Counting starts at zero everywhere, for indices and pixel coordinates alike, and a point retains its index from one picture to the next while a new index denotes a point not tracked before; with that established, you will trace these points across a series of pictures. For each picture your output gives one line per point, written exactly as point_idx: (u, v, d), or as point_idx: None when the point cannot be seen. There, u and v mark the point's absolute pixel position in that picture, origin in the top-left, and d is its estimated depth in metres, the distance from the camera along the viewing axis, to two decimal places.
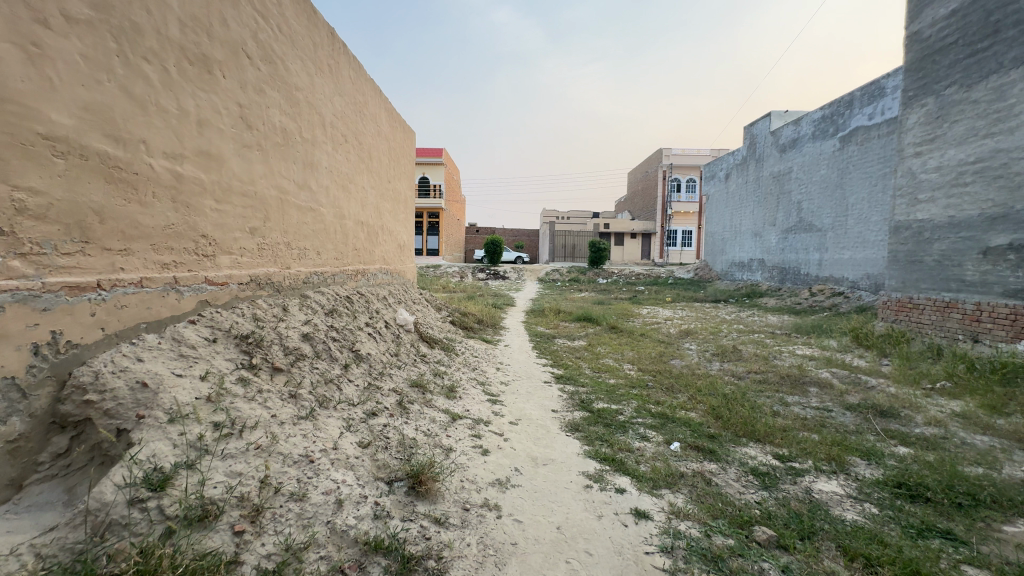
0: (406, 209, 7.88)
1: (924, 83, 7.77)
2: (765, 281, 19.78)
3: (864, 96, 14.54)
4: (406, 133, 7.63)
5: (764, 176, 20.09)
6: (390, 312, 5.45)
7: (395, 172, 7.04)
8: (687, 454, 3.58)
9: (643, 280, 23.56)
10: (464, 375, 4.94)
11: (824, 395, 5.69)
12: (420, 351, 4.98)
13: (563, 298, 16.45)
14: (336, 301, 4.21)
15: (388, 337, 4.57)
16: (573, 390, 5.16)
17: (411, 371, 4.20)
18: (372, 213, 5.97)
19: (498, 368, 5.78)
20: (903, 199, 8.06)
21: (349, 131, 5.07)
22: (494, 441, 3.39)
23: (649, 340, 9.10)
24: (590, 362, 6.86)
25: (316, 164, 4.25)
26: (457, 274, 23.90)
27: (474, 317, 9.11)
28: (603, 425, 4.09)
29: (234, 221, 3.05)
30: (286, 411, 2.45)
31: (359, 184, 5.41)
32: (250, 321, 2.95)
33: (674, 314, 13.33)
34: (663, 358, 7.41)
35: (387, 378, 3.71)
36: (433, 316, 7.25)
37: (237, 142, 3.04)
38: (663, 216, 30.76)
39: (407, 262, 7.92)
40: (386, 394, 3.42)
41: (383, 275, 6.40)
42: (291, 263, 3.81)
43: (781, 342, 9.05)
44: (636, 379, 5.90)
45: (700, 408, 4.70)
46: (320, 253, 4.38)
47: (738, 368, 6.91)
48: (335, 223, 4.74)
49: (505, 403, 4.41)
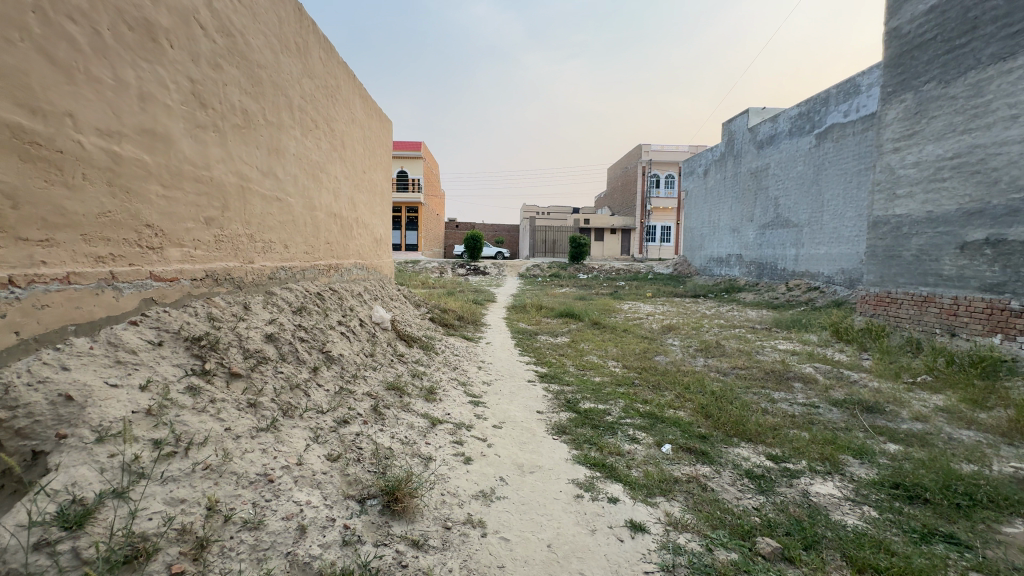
0: (383, 201, 7.55)
1: (902, 79, 7.82)
2: (743, 276, 20.03)
3: (839, 94, 14.73)
4: (382, 122, 7.29)
5: (742, 172, 20.29)
6: (365, 309, 5.16)
7: (370, 163, 6.71)
8: (679, 457, 3.42)
9: (623, 275, 23.62)
10: (444, 375, 4.69)
11: (810, 391, 5.65)
12: (397, 350, 4.72)
13: (544, 294, 16.27)
14: (306, 298, 3.91)
15: (362, 337, 4.29)
16: (558, 389, 4.97)
17: (387, 372, 3.93)
18: (345, 205, 5.64)
19: (480, 367, 5.55)
20: (882, 194, 8.12)
21: (320, 116, 4.75)
22: (477, 447, 3.17)
23: (633, 336, 9.00)
24: (575, 359, 6.68)
25: (282, 150, 3.92)
26: (437, 270, 23.51)
27: (454, 314, 8.84)
28: (591, 427, 3.91)
29: (186, 210, 2.73)
30: (244, 423, 2.18)
31: (331, 174, 5.09)
32: (205, 321, 2.64)
33: (655, 309, 13.30)
34: (648, 354, 7.29)
35: (361, 380, 3.44)
36: (411, 313, 6.96)
37: (188, 121, 2.72)
38: (643, 211, 30.90)
39: (385, 256, 7.60)
40: (359, 399, 3.15)
41: (358, 271, 6.09)
42: (254, 257, 3.49)
43: (762, 337, 9.06)
44: (622, 377, 5.75)
45: (689, 407, 4.57)
46: (288, 246, 4.07)
47: (722, 364, 6.84)
48: (305, 215, 4.42)
49: (488, 405, 4.18)
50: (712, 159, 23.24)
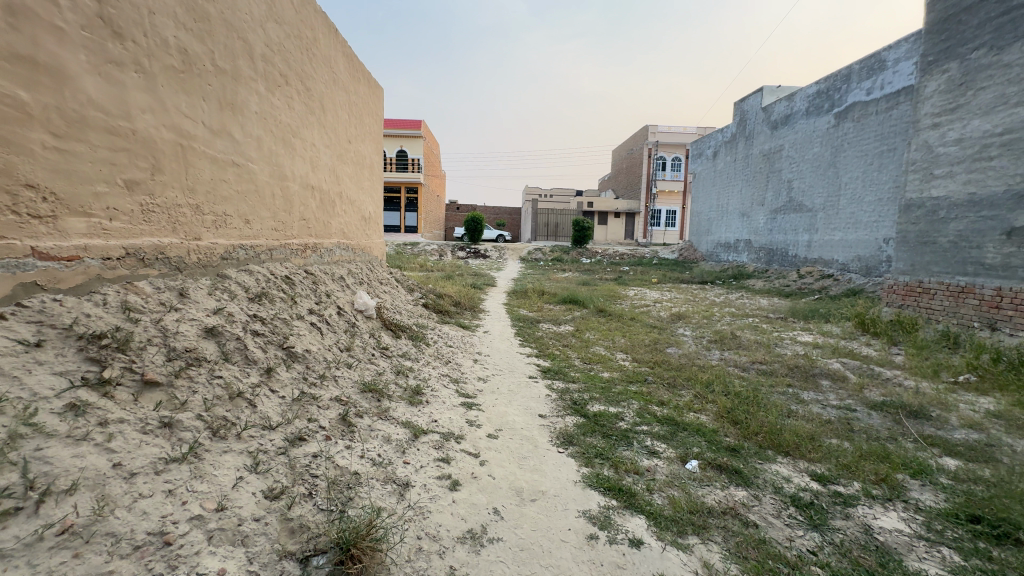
0: (373, 176, 6.91)
1: (947, 46, 7.07)
2: (752, 263, 19.39)
3: (862, 70, 13.87)
4: (371, 87, 6.60)
5: (754, 154, 19.46)
6: (346, 295, 4.58)
7: (357, 132, 6.04)
8: (709, 477, 2.86)
9: (628, 260, 22.97)
10: (435, 372, 4.13)
11: (841, 391, 5.09)
12: (380, 341, 4.14)
13: (546, 278, 15.65)
14: (268, 283, 3.31)
15: (339, 328, 3.72)
16: (563, 388, 4.40)
17: (365, 371, 3.36)
18: (326, 177, 5.01)
19: (476, 360, 4.98)
20: (917, 174, 7.45)
21: (293, 72, 4.10)
22: (467, 466, 2.61)
23: (640, 324, 8.41)
24: (579, 352, 6.10)
25: (239, 105, 3.28)
26: (436, 253, 22.87)
27: (451, 299, 8.26)
28: (602, 436, 3.35)
29: (93, 169, 2.13)
30: (146, 454, 1.61)
31: (307, 140, 4.46)
32: (116, 312, 2.05)
33: (662, 296, 12.70)
34: (658, 346, 6.71)
35: (330, 383, 2.87)
36: (403, 299, 6.38)
37: (95, 54, 2.10)
38: (648, 195, 30.06)
39: (374, 236, 6.99)
40: (324, 407, 2.58)
41: (342, 251, 5.49)
42: (202, 232, 2.90)
43: (780, 328, 8.47)
44: (633, 372, 5.18)
45: (711, 411, 4.01)
46: (249, 221, 3.47)
47: (740, 358, 6.26)
48: (273, 186, 3.82)
49: (482, 408, 3.62)
50: (722, 141, 22.38)
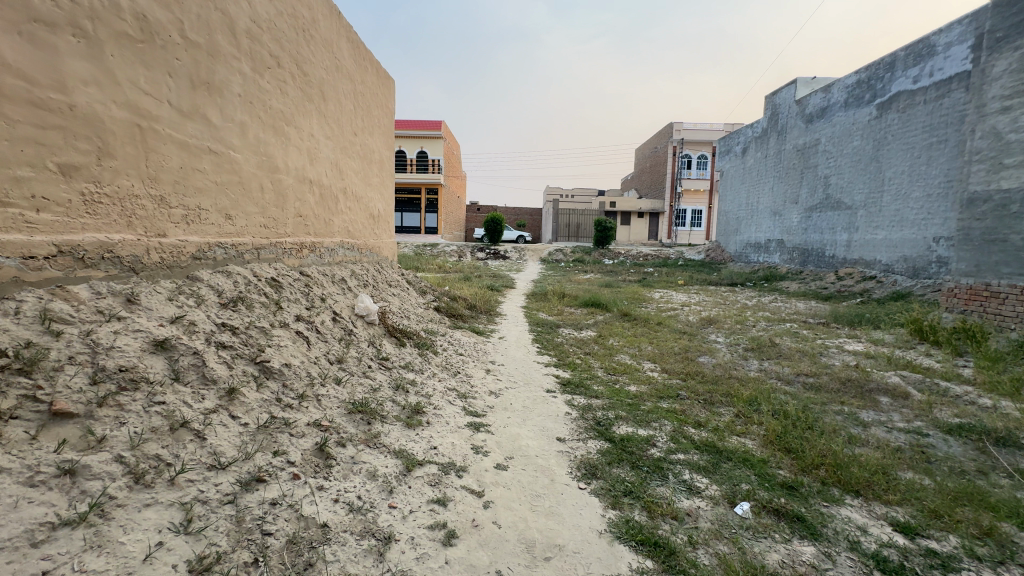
0: (382, 171, 6.52)
1: (1020, 19, 6.32)
2: (784, 264, 18.43)
3: (908, 57, 12.92)
4: (381, 77, 6.24)
5: (787, 149, 18.49)
6: (346, 299, 4.18)
7: (364, 123, 5.67)
8: (767, 527, 2.32)
9: (652, 261, 22.20)
10: (440, 386, 3.69)
11: (903, 410, 4.45)
12: (380, 350, 3.72)
13: (566, 279, 15.12)
14: (248, 286, 2.91)
15: (333, 338, 3.30)
16: (584, 404, 3.89)
17: (357, 387, 2.93)
18: (327, 170, 4.63)
19: (488, 371, 4.52)
20: (982, 164, 6.68)
21: (287, 54, 3.73)
22: (469, 510, 2.14)
23: (668, 330, 7.82)
24: (602, 361, 5.59)
25: (218, 85, 2.91)
26: (454, 254, 22.57)
27: (465, 302, 7.83)
28: (631, 467, 2.84)
29: (11, 149, 1.76)
30: (22, 519, 1.24)
31: (304, 130, 4.08)
32: (31, 324, 1.68)
33: (690, 299, 12.03)
34: (689, 355, 6.14)
35: (311, 404, 2.45)
36: (413, 303, 5.98)
37: (13, 10, 1.75)
38: (672, 194, 29.15)
39: (383, 235, 6.60)
40: (297, 436, 2.16)
41: (346, 251, 5.12)
42: (168, 228, 2.52)
43: (823, 335, 7.75)
44: (663, 386, 4.64)
45: (758, 436, 3.45)
46: (230, 217, 3.09)
47: (782, 369, 5.64)
48: (262, 178, 3.45)
49: (492, 431, 3.15)
50: (752, 136, 21.43)
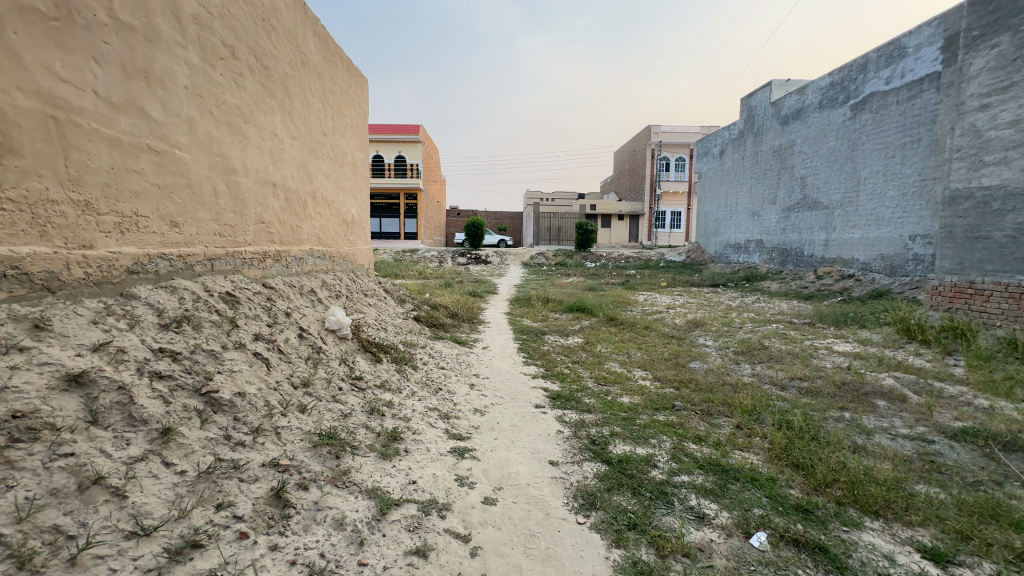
0: (356, 175, 6.17)
1: (996, 17, 6.35)
2: (764, 264, 18.60)
3: (879, 58, 13.14)
4: (352, 75, 5.90)
5: (764, 151, 18.69)
6: (315, 312, 3.83)
7: (335, 123, 5.32)
8: (787, 561, 2.08)
9: (634, 263, 22.21)
10: (420, 407, 3.37)
11: (903, 413, 4.30)
12: (353, 369, 3.38)
13: (549, 283, 14.90)
14: (197, 302, 2.55)
15: (299, 358, 2.96)
16: (576, 420, 3.62)
17: (324, 414, 2.60)
18: (293, 172, 4.27)
19: (472, 386, 4.22)
20: (962, 162, 6.69)
21: (243, 44, 3.38)
22: (454, 561, 1.84)
23: (656, 334, 7.64)
24: (592, 370, 5.33)
25: (159, 74, 2.56)
26: (435, 259, 22.18)
27: (446, 310, 7.50)
28: (632, 493, 2.58)
29: None
30: None
31: (265, 128, 3.73)
32: None
33: (675, 301, 11.92)
34: (680, 361, 5.93)
35: (268, 440, 2.12)
36: (390, 313, 5.63)
37: None
38: (652, 196, 29.31)
39: (358, 242, 6.25)
40: (249, 481, 1.83)
41: (317, 259, 4.76)
42: (95, 237, 2.16)
43: (810, 335, 7.67)
44: (657, 396, 4.40)
45: (763, 451, 3.23)
46: (176, 224, 2.73)
47: (776, 374, 5.47)
48: (216, 180, 3.10)
49: (478, 456, 2.85)
50: (729, 138, 21.65)
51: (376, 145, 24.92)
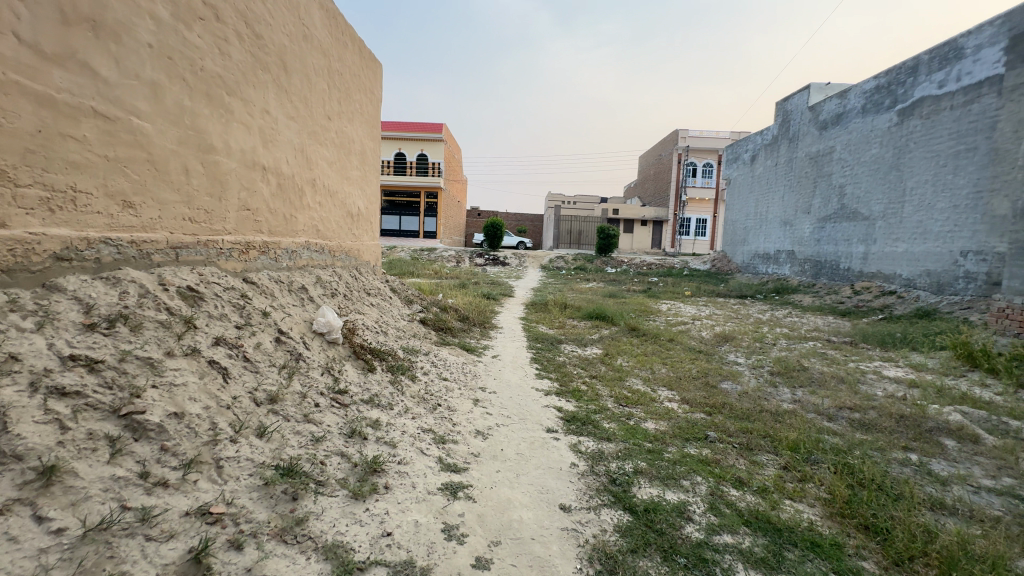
0: (365, 165, 5.77)
1: None
2: (795, 276, 17.70)
3: (932, 60, 12.24)
4: (364, 58, 5.50)
5: (799, 157, 17.81)
6: (302, 312, 3.41)
7: (341, 108, 4.92)
8: None
9: (656, 270, 21.47)
10: (412, 428, 2.90)
11: (979, 457, 3.67)
12: (337, 380, 2.94)
13: (568, 288, 14.36)
14: (144, 298, 2.13)
15: (270, 367, 2.52)
16: (593, 451, 3.10)
17: (288, 440, 2.14)
18: (289, 156, 3.87)
19: (477, 402, 3.74)
20: None
21: (229, 5, 2.99)
22: None
23: (682, 348, 7.05)
24: (611, 387, 4.78)
25: (112, 25, 2.16)
26: (453, 259, 21.87)
27: (456, 313, 7.05)
28: (662, 558, 2.06)
29: None
30: None
31: (255, 104, 3.33)
32: None
33: (700, 312, 11.26)
34: (710, 380, 5.35)
35: (202, 478, 1.67)
36: (393, 315, 5.19)
37: None
38: (677, 202, 28.45)
39: (364, 237, 5.85)
40: (157, 541, 1.39)
41: (313, 254, 4.35)
42: (10, 214, 1.78)
43: (853, 357, 6.95)
44: (687, 424, 3.83)
45: (821, 504, 2.66)
46: (131, 204, 2.32)
47: (820, 401, 4.84)
48: (188, 157, 2.69)
49: (475, 496, 2.36)
50: (761, 144, 20.78)
51: (399, 142, 24.74)
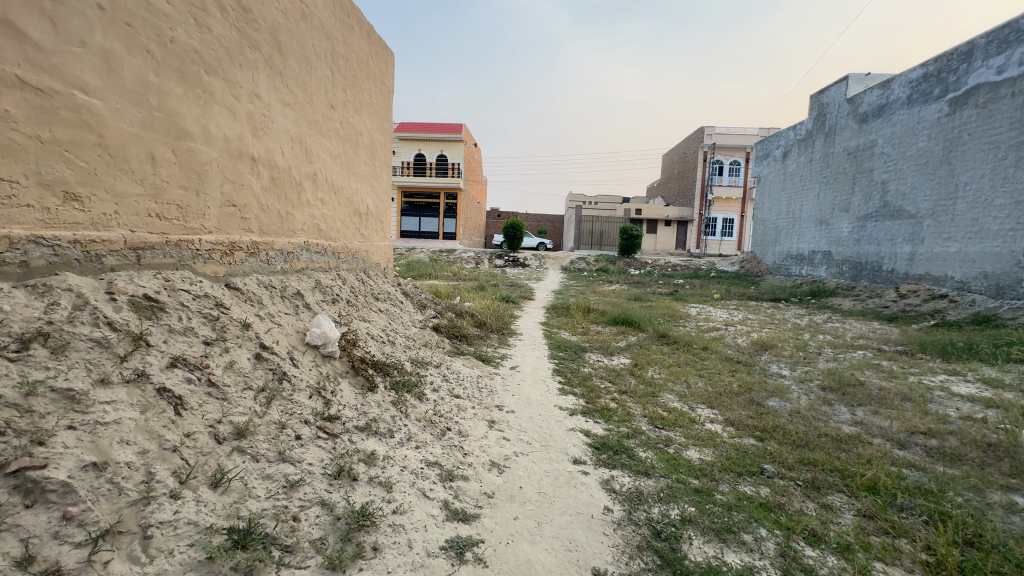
0: (374, 160, 5.38)
1: None
2: (832, 278, 16.72)
3: (990, 44, 11.27)
4: (373, 45, 5.12)
5: (836, 153, 16.84)
6: (295, 322, 3.01)
7: (347, 97, 4.53)
8: None
9: (682, 272, 20.68)
10: (415, 461, 2.44)
11: None
12: (328, 404, 2.50)
13: (590, 291, 13.80)
14: (80, 310, 1.74)
15: (243, 392, 2.10)
16: (631, 490, 2.60)
17: (252, 490, 1.71)
18: (285, 146, 3.47)
19: (493, 425, 3.27)
20: None
21: None
22: None
23: (717, 357, 6.46)
24: (643, 405, 4.25)
25: None
26: (472, 261, 21.53)
27: (473, 319, 6.60)
28: None
29: None
30: None
31: (241, 85, 2.93)
32: None
33: (733, 317, 10.56)
34: (754, 397, 4.77)
35: (117, 558, 1.27)
36: (403, 322, 4.76)
37: None
38: (703, 201, 27.49)
39: (373, 236, 5.45)
40: None
41: (314, 255, 3.96)
42: None
43: (913, 369, 6.25)
44: (737, 453, 3.28)
45: (923, 573, 2.11)
46: (75, 196, 1.95)
47: (887, 425, 4.21)
48: (154, 142, 2.30)
49: (487, 557, 1.90)
50: (794, 139, 19.82)
51: (419, 143, 24.53)
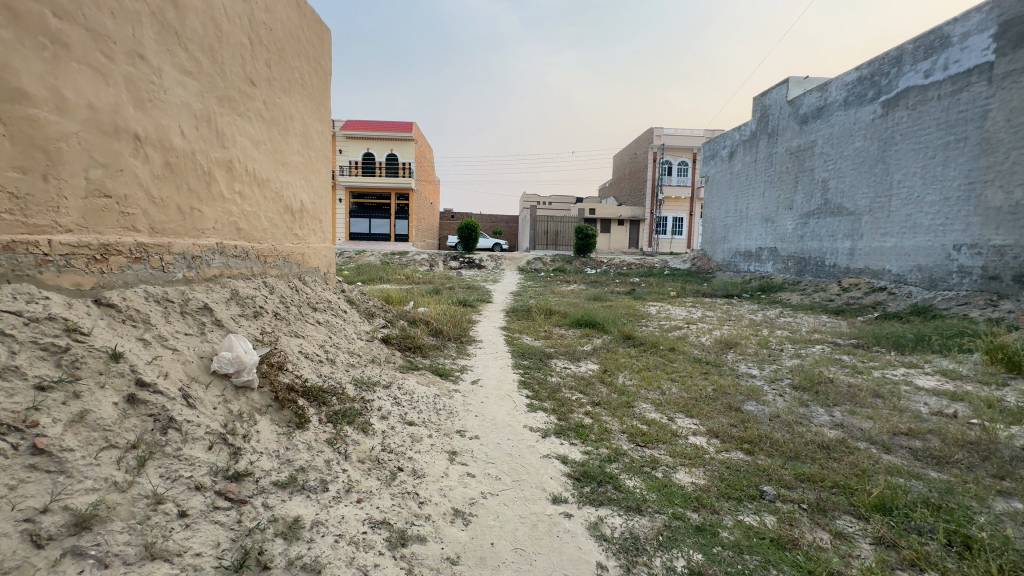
0: (309, 149, 4.69)
1: None
2: (778, 273, 17.31)
3: (917, 49, 11.87)
4: (303, 17, 4.43)
5: (780, 152, 17.44)
6: (198, 346, 2.36)
7: (271, 72, 3.84)
8: None
9: (637, 270, 20.84)
10: (355, 524, 1.88)
11: None
12: (237, 456, 1.89)
13: (549, 292, 13.46)
14: None
15: (97, 457, 1.49)
16: (624, 535, 2.15)
17: None
18: (186, 124, 2.80)
19: (454, 459, 2.73)
20: None
21: None
22: None
23: (685, 358, 6.21)
24: (620, 418, 3.84)
25: None
26: (426, 263, 20.73)
27: (427, 327, 6.01)
28: None
29: None
30: None
31: (116, 40, 2.26)
32: None
33: (692, 314, 10.52)
34: (732, 402, 4.50)
35: None
36: (347, 335, 4.12)
37: None
38: (654, 200, 27.99)
39: (309, 236, 4.76)
40: None
41: (230, 259, 3.28)
42: None
43: (873, 363, 6.26)
44: (730, 473, 2.92)
45: None
46: None
47: (868, 426, 4.03)
48: None
49: None
50: (739, 140, 20.44)
51: (366, 141, 23.42)
